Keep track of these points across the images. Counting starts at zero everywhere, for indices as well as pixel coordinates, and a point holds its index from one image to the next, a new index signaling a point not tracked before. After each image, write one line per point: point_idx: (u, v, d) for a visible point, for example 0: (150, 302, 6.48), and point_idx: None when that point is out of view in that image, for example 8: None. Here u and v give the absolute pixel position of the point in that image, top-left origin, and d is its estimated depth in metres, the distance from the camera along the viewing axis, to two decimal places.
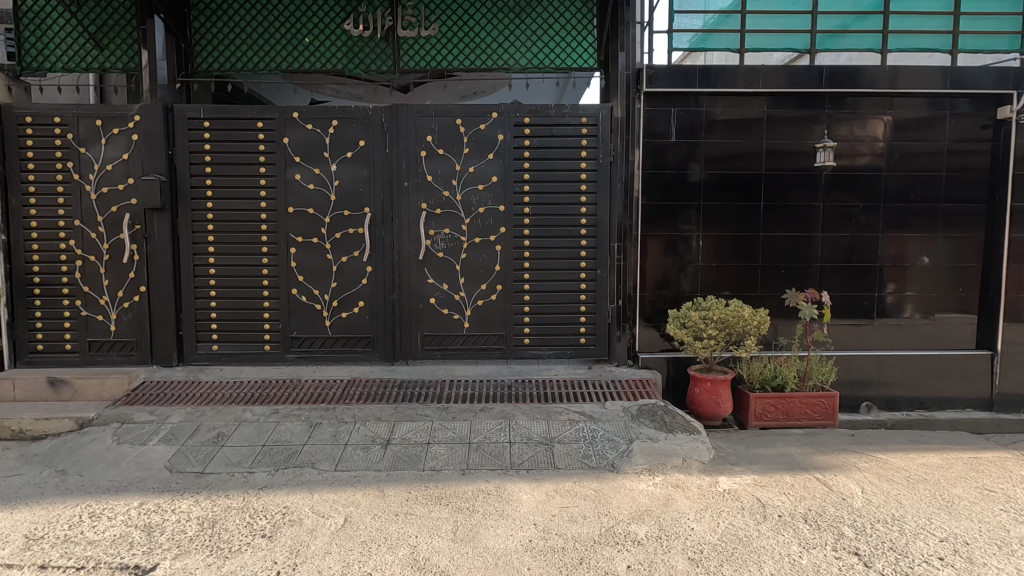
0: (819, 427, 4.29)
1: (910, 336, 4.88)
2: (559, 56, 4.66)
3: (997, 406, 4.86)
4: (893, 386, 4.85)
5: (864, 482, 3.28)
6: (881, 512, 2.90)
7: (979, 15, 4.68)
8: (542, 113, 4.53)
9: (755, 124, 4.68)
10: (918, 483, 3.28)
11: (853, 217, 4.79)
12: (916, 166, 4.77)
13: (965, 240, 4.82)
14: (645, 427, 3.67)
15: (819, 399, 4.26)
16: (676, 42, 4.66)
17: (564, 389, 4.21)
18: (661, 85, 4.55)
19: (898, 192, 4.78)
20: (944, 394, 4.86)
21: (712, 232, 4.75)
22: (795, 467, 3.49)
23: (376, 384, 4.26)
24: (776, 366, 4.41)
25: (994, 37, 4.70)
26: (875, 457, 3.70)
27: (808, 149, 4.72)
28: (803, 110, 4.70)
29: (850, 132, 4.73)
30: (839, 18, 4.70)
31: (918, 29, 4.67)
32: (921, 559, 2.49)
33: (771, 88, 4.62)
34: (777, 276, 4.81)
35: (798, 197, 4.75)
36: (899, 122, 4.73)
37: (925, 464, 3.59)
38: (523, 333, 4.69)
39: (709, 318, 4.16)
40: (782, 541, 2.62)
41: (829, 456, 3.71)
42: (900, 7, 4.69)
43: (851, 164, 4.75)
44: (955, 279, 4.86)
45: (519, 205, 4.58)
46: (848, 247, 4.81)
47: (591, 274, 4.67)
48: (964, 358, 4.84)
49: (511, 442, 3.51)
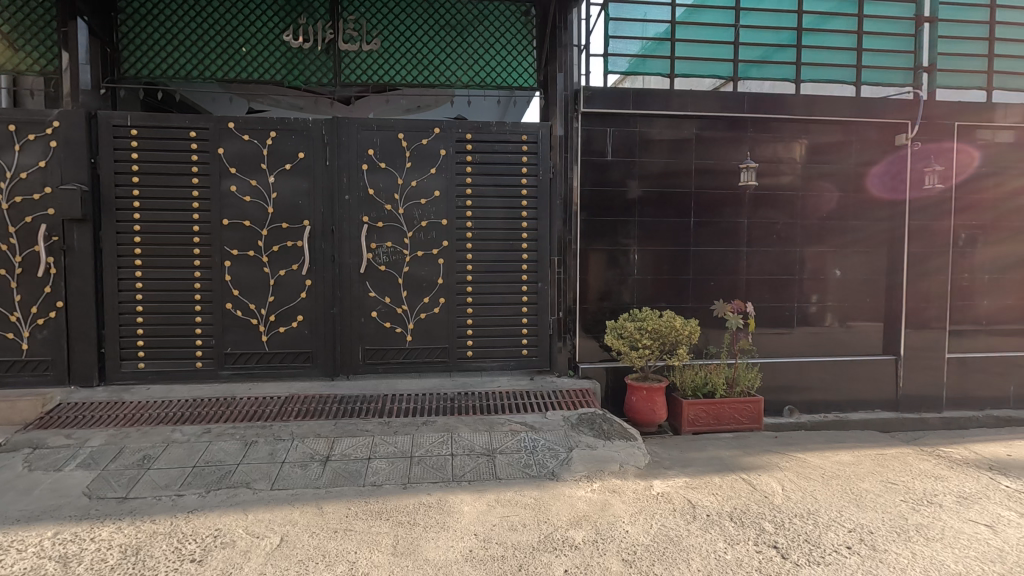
0: (746, 430, 4.56)
1: (826, 342, 5.27)
2: (500, 75, 4.80)
3: (901, 406, 5.29)
4: (812, 390, 5.19)
5: (784, 480, 3.50)
6: (797, 507, 3.12)
7: (878, 52, 5.18)
8: (483, 130, 4.63)
9: (686, 144, 4.97)
10: (831, 479, 3.55)
11: (776, 232, 5.14)
12: (829, 186, 5.19)
13: (872, 254, 5.27)
14: (585, 435, 3.78)
15: (745, 403, 4.53)
16: (611, 66, 4.88)
17: (507, 400, 4.27)
18: (598, 107, 4.75)
19: (814, 210, 5.18)
20: (856, 396, 5.26)
21: (647, 246, 4.97)
22: (724, 468, 3.70)
23: (316, 400, 4.17)
24: (707, 374, 4.64)
25: (889, 72, 5.21)
26: (795, 456, 3.96)
27: (734, 169, 5.04)
28: (729, 132, 5.02)
29: (771, 154, 5.10)
30: (759, 49, 5.08)
31: (827, 63, 5.13)
32: (831, 549, 2.70)
33: (700, 112, 4.91)
34: (707, 287, 5.08)
35: (726, 214, 5.06)
36: (813, 145, 5.15)
37: (838, 462, 3.88)
38: (466, 346, 4.72)
39: (643, 329, 4.34)
40: (709, 539, 2.78)
41: (754, 457, 3.94)
42: (811, 42, 5.13)
43: (773, 183, 5.12)
44: (864, 289, 5.30)
45: (461, 219, 4.64)
46: (770, 261, 5.15)
47: (532, 287, 4.77)
48: (873, 363, 5.26)
49: (453, 454, 3.53)
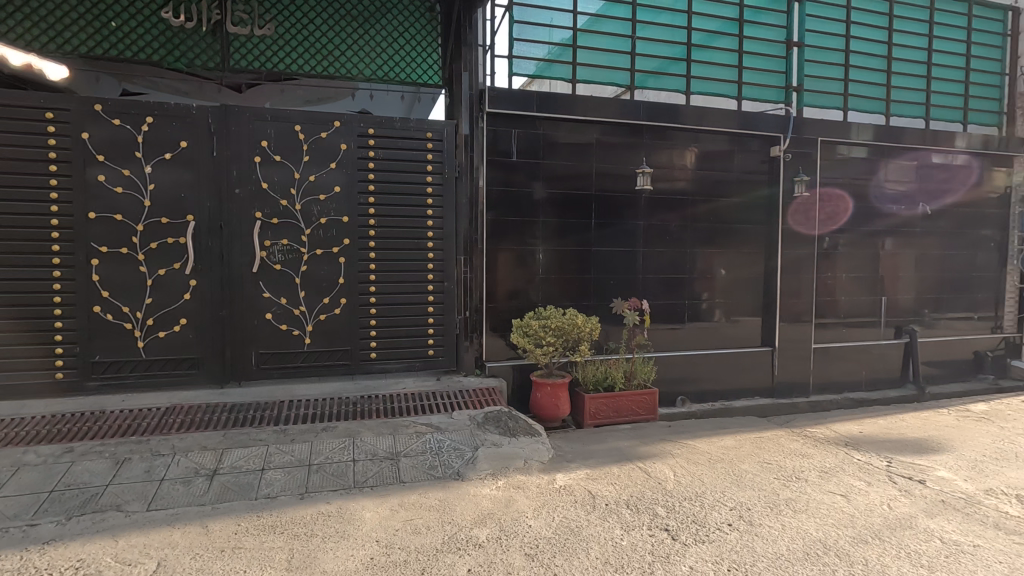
0: (643, 420, 4.81)
1: (713, 336, 5.69)
2: (403, 71, 4.71)
3: (777, 392, 5.84)
4: (701, 381, 5.59)
5: (676, 466, 3.74)
6: (687, 491, 3.35)
7: (755, 70, 5.69)
8: (386, 125, 4.52)
9: (587, 148, 5.15)
10: (716, 463, 3.85)
11: (669, 233, 5.48)
12: (715, 191, 5.61)
13: (751, 255, 5.78)
14: (490, 433, 3.81)
15: (642, 395, 4.79)
16: (515, 68, 4.95)
17: (412, 402, 4.20)
18: (502, 107, 4.79)
19: (702, 214, 5.58)
20: (739, 385, 5.74)
21: (552, 246, 5.10)
22: (622, 458, 3.88)
23: (202, 410, 3.85)
24: (607, 368, 4.85)
25: (765, 89, 5.74)
26: (685, 443, 4.25)
27: (631, 173, 5.31)
28: (627, 138, 5.27)
29: (665, 160, 5.42)
30: (653, 61, 5.39)
31: (712, 78, 5.55)
32: (714, 527, 2.93)
33: (600, 117, 5.10)
34: (607, 286, 5.30)
35: (624, 216, 5.31)
36: (702, 153, 5.54)
37: (723, 446, 4.21)
38: (370, 348, 4.58)
39: (547, 327, 4.45)
40: (607, 527, 2.90)
41: (649, 446, 4.17)
42: (699, 57, 5.52)
43: (667, 187, 5.44)
44: (745, 287, 5.79)
45: (364, 217, 4.50)
46: (664, 261, 5.48)
47: (438, 286, 4.73)
48: (753, 354, 5.76)
49: (355, 460, 3.41)
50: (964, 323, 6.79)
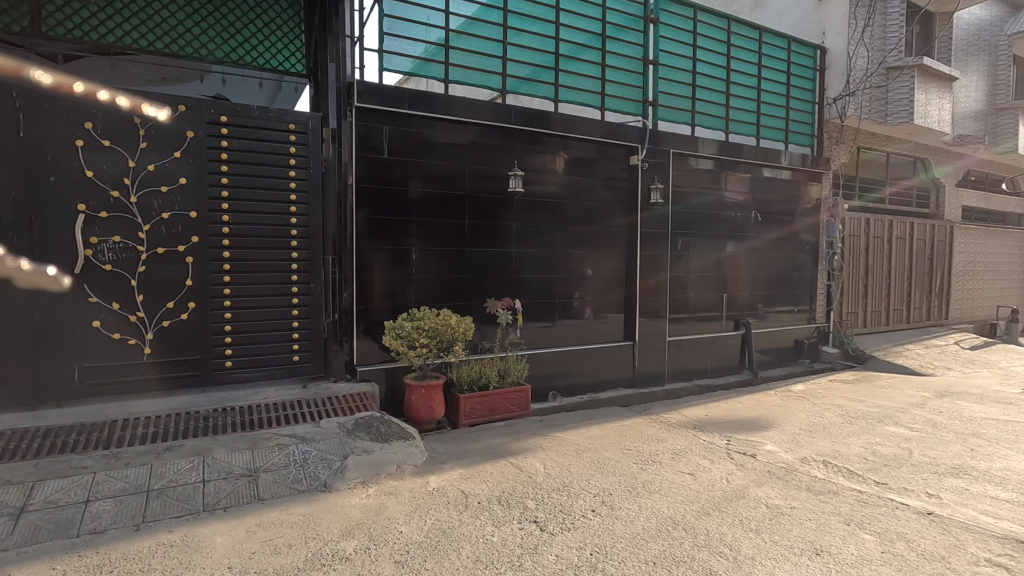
0: (515, 417, 4.95)
1: (582, 332, 6.00)
2: (262, 56, 4.48)
3: (637, 383, 6.32)
4: (571, 375, 5.87)
5: (546, 459, 3.89)
6: (555, 482, 3.50)
7: (617, 83, 6.09)
8: (242, 113, 4.16)
9: (460, 149, 5.16)
10: (583, 453, 4.06)
11: (540, 235, 5.67)
12: (582, 196, 5.92)
13: (615, 256, 6.18)
14: (361, 440, 3.67)
15: (515, 392, 4.93)
16: (386, 63, 4.80)
17: (274, 412, 3.90)
18: (372, 102, 4.63)
19: (571, 216, 5.86)
20: (605, 377, 6.11)
21: (426, 246, 5.03)
22: (495, 455, 3.95)
23: (3, 437, 3.23)
24: (481, 367, 4.91)
25: (625, 102, 6.18)
26: (555, 436, 4.43)
27: (504, 176, 5.41)
28: (500, 141, 5.37)
29: (536, 164, 5.60)
30: (523, 68, 5.55)
31: (578, 88, 5.86)
32: (579, 514, 3.09)
33: (473, 119, 5.15)
34: (482, 286, 5.35)
35: (498, 217, 5.41)
36: (570, 159, 5.81)
37: (589, 437, 4.46)
38: (225, 356, 4.17)
39: (421, 328, 4.40)
40: (478, 525, 2.93)
41: (522, 441, 4.29)
42: (566, 67, 5.78)
43: (538, 190, 5.63)
44: (610, 286, 6.18)
45: (216, 212, 4.09)
46: (536, 261, 5.67)
47: (304, 288, 4.45)
48: (617, 348, 6.17)
49: (205, 481, 3.09)
50: (787, 316, 7.87)
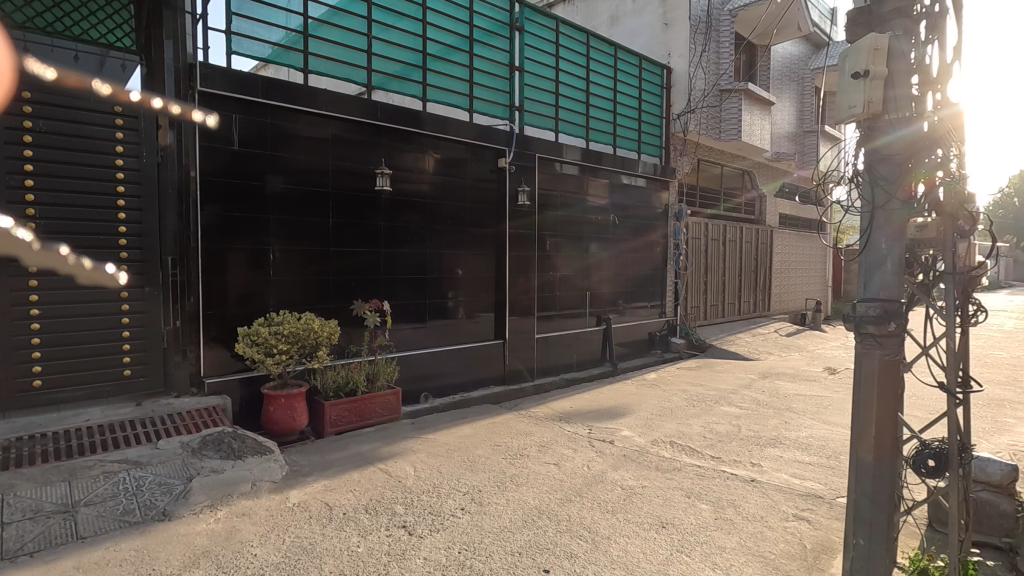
0: (386, 421, 4.83)
1: (453, 333, 6.02)
2: (81, 28, 3.91)
3: (508, 379, 6.50)
4: (443, 376, 5.86)
5: (416, 462, 3.85)
6: (425, 485, 3.48)
7: (484, 87, 6.20)
8: (51, 91, 3.71)
9: (322, 143, 4.89)
10: (454, 452, 4.09)
11: (411, 235, 5.58)
12: (452, 196, 5.92)
13: (485, 256, 6.28)
14: (209, 459, 3.34)
15: (386, 396, 4.81)
16: (234, 46, 4.44)
17: (99, 437, 3.40)
18: (217, 87, 4.23)
19: (441, 217, 5.83)
20: (477, 376, 6.19)
21: (286, 246, 4.69)
22: (362, 463, 3.82)
23: None
24: (348, 372, 4.72)
25: (492, 105, 6.30)
26: (426, 438, 4.41)
27: (371, 173, 5.23)
28: (365, 137, 5.18)
29: (405, 162, 5.49)
30: (390, 64, 5.42)
31: (446, 88, 5.85)
32: (448, 514, 3.10)
33: (335, 113, 4.90)
34: (348, 288, 5.12)
35: (365, 216, 5.21)
36: (439, 159, 5.79)
37: (460, 436, 4.50)
38: (33, 372, 3.64)
39: (280, 333, 4.10)
40: (343, 537, 2.82)
41: (391, 446, 4.20)
42: (434, 67, 5.75)
43: (407, 189, 5.52)
44: (481, 286, 6.26)
45: (18, 204, 3.59)
46: (406, 261, 5.57)
47: (136, 292, 4.03)
48: (489, 346, 6.28)
49: (4, 523, 2.59)
50: (642, 311, 8.59)
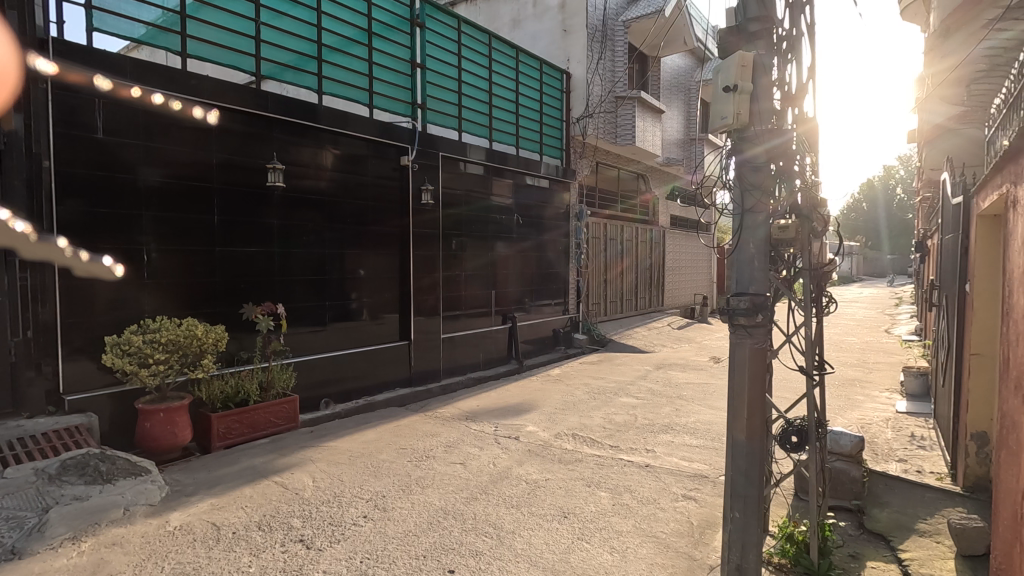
0: (282, 431, 4.57)
1: (356, 335, 5.81)
2: None
3: (414, 381, 6.39)
4: (345, 380, 5.64)
5: (315, 472, 3.68)
6: (324, 495, 3.33)
7: (385, 82, 6.03)
8: None
9: (204, 134, 4.51)
10: (356, 459, 3.95)
11: (308, 235, 5.31)
12: (351, 193, 5.71)
13: (388, 256, 6.12)
14: (71, 486, 2.96)
15: (281, 404, 4.54)
16: (96, 22, 4.00)
17: None
18: (75, 66, 3.79)
19: (340, 215, 5.60)
20: (382, 379, 6.02)
21: (162, 245, 4.27)
22: (255, 477, 3.58)
23: None
24: (238, 381, 4.40)
25: (394, 102, 6.16)
26: (327, 446, 4.22)
27: (261, 168, 4.90)
28: (254, 129, 4.85)
29: (299, 157, 5.21)
30: (282, 52, 5.11)
31: (344, 82, 5.62)
32: (350, 523, 3.00)
33: (220, 101, 4.54)
34: (237, 290, 4.77)
35: (255, 214, 4.87)
36: (337, 155, 5.55)
37: (363, 441, 4.36)
38: None
39: (156, 342, 3.73)
40: (232, 558, 2.63)
41: (288, 457, 3.97)
42: (331, 59, 5.51)
43: (302, 186, 5.24)
44: (384, 286, 6.10)
45: None
46: (303, 262, 5.29)
47: None
48: (393, 348, 6.14)
49: None
50: (547, 308, 8.82)
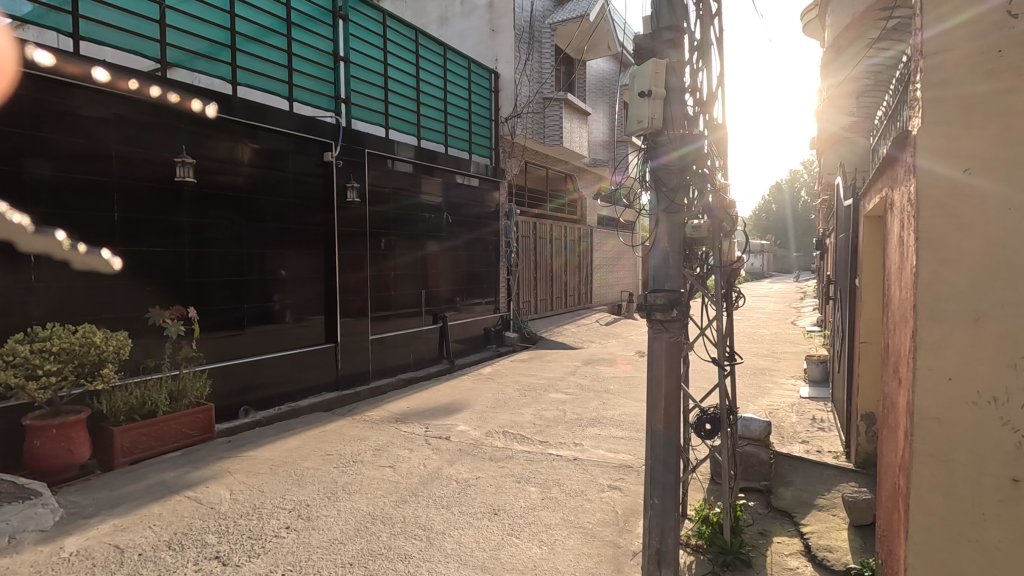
0: (196, 442, 4.30)
1: (277, 339, 5.56)
2: None
3: (341, 384, 6.20)
4: (266, 386, 5.38)
5: (233, 484, 3.49)
6: (244, 507, 3.17)
7: (306, 74, 5.80)
8: None
9: (101, 124, 4.15)
10: (278, 468, 3.79)
11: (223, 234, 5.01)
12: (271, 190, 5.44)
13: (311, 256, 5.90)
14: None
15: (194, 414, 4.27)
16: None
17: None
18: None
19: (258, 213, 5.32)
20: (306, 383, 5.80)
21: (52, 245, 3.89)
22: (164, 493, 3.35)
23: None
24: (145, 392, 4.07)
25: (316, 95, 5.93)
26: (246, 456, 4.02)
27: (168, 162, 4.57)
28: (160, 119, 4.51)
29: (212, 151, 4.90)
30: (191, 39, 4.79)
31: (262, 73, 5.35)
32: (271, 535, 2.88)
33: (119, 89, 4.19)
34: (142, 294, 4.43)
35: (163, 211, 4.54)
36: (255, 150, 5.27)
37: (286, 449, 4.18)
38: None
39: (46, 351, 3.40)
40: None
41: (202, 470, 3.74)
42: (246, 48, 5.22)
43: (215, 181, 4.94)
44: (308, 287, 5.87)
45: None
46: (218, 262, 4.99)
47: None
48: (318, 351, 5.93)
49: None
50: (478, 307, 8.82)
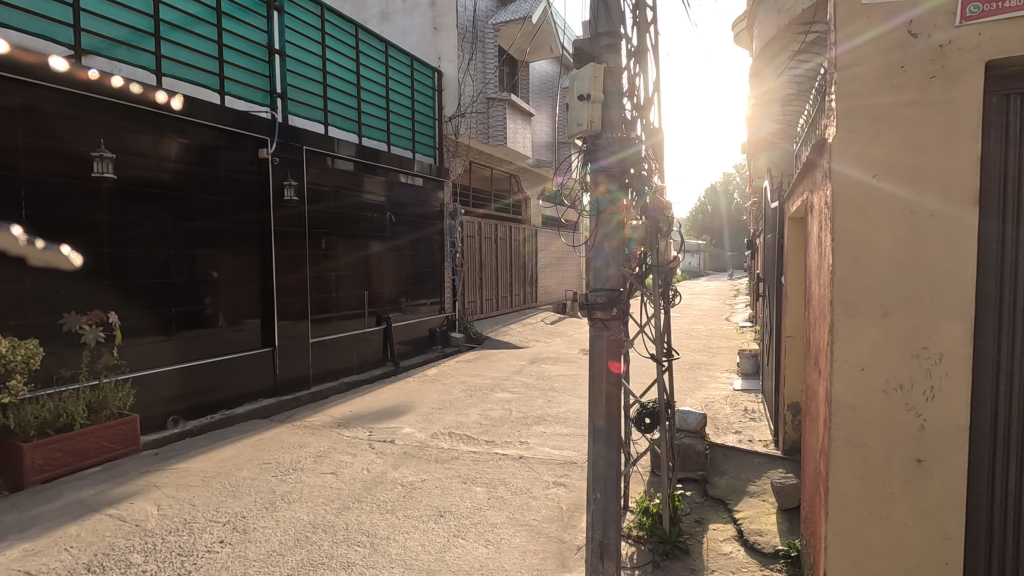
0: (119, 456, 4.03)
1: (209, 344, 5.28)
2: None
3: (279, 390, 5.96)
4: (197, 394, 5.10)
5: (161, 499, 3.29)
6: (173, 523, 3.00)
7: (238, 67, 5.55)
8: None
9: (4, 114, 3.81)
10: (210, 480, 3.61)
11: (146, 233, 4.71)
12: (200, 187, 5.17)
13: (246, 257, 5.64)
14: None
15: (116, 426, 4.01)
16: None
17: None
18: None
19: (186, 212, 5.04)
20: (241, 390, 5.54)
21: None
22: (82, 512, 3.12)
23: None
24: (59, 404, 3.75)
25: (250, 89, 5.69)
26: (175, 468, 3.80)
27: (84, 156, 4.26)
28: (74, 111, 4.19)
29: (134, 146, 4.60)
30: (109, 25, 4.48)
31: (190, 64, 5.07)
32: (204, 551, 2.74)
33: (26, 77, 3.85)
34: (55, 298, 4.10)
35: (78, 209, 4.22)
36: (182, 145, 4.99)
37: (219, 460, 3.98)
38: None
39: None
40: None
41: (125, 485, 3.51)
42: (172, 37, 4.94)
43: (138, 178, 4.64)
44: (242, 290, 5.61)
45: None
46: (142, 264, 4.69)
47: None
48: (254, 356, 5.68)
49: None
50: (422, 308, 8.72)
